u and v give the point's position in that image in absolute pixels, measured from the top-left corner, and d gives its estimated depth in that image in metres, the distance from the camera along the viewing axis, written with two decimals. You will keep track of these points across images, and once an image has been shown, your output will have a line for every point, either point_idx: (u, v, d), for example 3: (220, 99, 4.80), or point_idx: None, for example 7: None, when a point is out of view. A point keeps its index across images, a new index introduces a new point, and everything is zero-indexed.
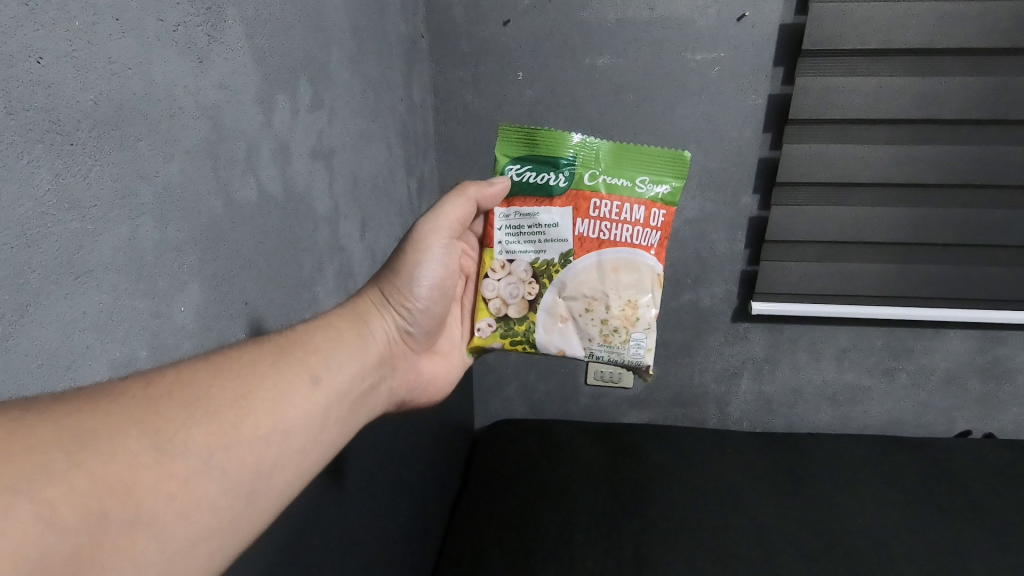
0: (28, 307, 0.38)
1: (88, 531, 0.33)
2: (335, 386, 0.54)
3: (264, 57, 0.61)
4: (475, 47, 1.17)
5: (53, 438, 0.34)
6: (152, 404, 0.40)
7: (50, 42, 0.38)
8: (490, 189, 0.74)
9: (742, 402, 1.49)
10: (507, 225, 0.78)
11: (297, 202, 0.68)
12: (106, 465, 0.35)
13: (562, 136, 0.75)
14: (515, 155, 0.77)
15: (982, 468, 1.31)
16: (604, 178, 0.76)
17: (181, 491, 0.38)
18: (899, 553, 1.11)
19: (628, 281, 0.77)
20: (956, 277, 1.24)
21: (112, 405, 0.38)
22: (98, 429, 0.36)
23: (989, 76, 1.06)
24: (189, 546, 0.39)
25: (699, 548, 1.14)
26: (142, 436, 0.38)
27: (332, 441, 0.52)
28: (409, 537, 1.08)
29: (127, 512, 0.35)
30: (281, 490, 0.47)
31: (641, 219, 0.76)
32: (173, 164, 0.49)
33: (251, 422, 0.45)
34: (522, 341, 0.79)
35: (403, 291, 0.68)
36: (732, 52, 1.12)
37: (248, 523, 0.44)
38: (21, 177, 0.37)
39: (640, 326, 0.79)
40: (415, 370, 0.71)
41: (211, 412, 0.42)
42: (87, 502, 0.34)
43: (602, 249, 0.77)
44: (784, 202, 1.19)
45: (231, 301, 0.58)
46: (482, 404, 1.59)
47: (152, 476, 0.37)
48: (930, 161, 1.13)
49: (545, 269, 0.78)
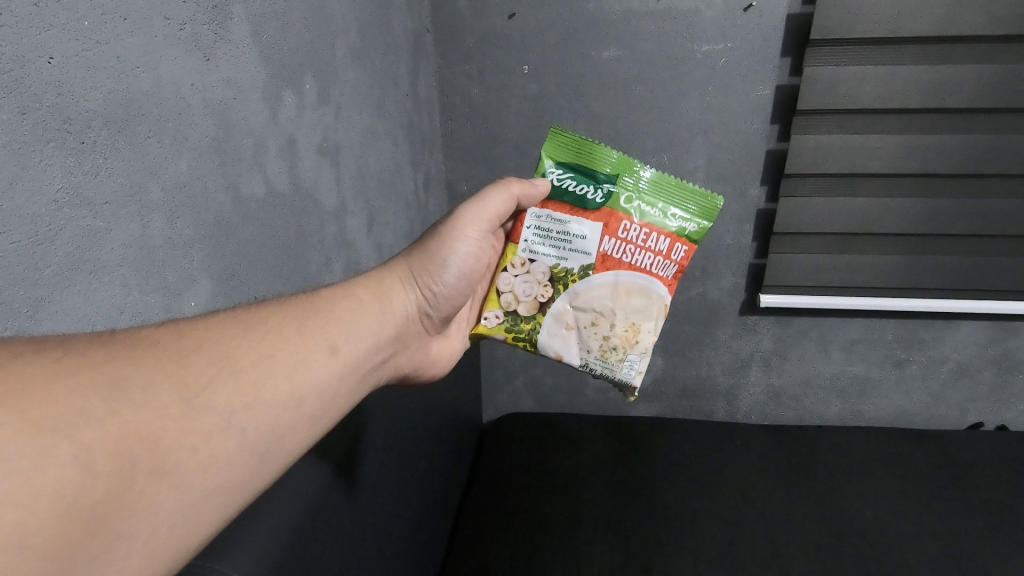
0: (43, 302, 0.39)
1: (116, 474, 0.35)
2: (353, 358, 0.55)
3: (270, 54, 0.61)
4: (480, 41, 1.17)
5: (91, 384, 0.35)
6: (183, 359, 0.41)
7: (60, 42, 0.39)
8: (532, 190, 0.73)
9: (751, 395, 1.49)
10: (537, 227, 0.77)
11: (304, 198, 0.68)
12: (137, 413, 0.37)
13: (611, 153, 0.75)
14: (562, 160, 0.76)
15: (994, 461, 1.30)
16: (638, 203, 0.76)
17: (202, 444, 0.40)
18: (907, 545, 1.11)
19: (638, 305, 0.78)
20: (968, 268, 1.22)
21: (145, 356, 0.39)
22: (130, 379, 0.37)
23: (1001, 64, 1.05)
24: (205, 497, 0.40)
25: (707, 541, 1.14)
26: (171, 388, 0.39)
27: (343, 409, 0.53)
28: (418, 528, 1.09)
29: (153, 461, 0.37)
30: (292, 453, 0.48)
31: (664, 250, 0.76)
32: (182, 162, 0.49)
33: (271, 384, 0.46)
34: (525, 339, 0.81)
35: (433, 272, 0.67)
36: (739, 43, 1.11)
37: (260, 480, 0.45)
38: (32, 175, 0.37)
39: (637, 350, 0.79)
40: (425, 347, 0.72)
41: (234, 372, 0.43)
42: (119, 447, 0.35)
43: (619, 270, 0.77)
44: (792, 194, 1.19)
45: (240, 295, 0.58)
46: (490, 397, 1.60)
47: (178, 428, 0.38)
48: (940, 151, 1.12)
49: (563, 276, 0.78)
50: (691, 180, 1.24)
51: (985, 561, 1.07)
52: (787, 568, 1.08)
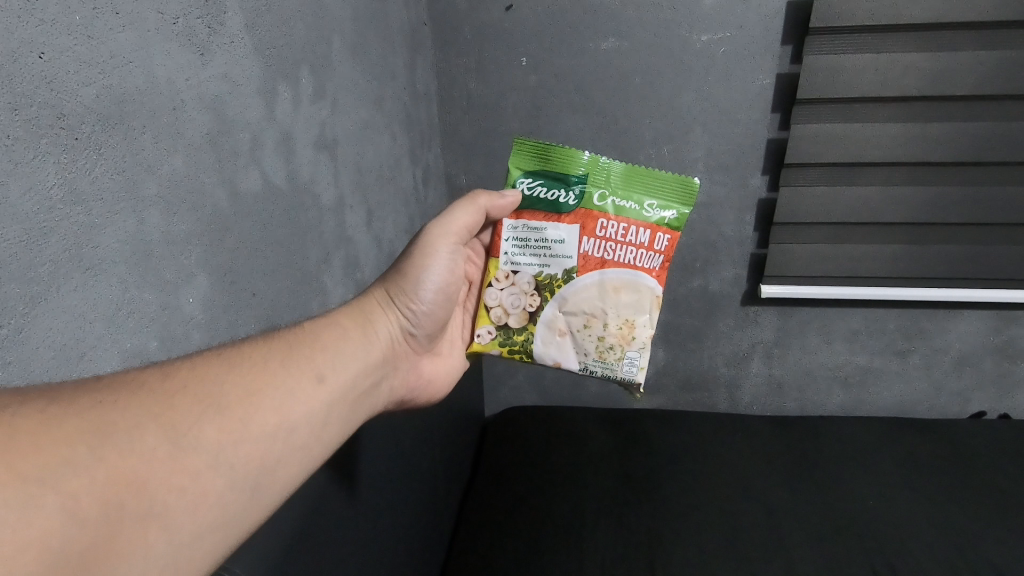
0: (39, 299, 0.38)
1: (105, 521, 0.34)
2: (339, 386, 0.55)
3: (266, 47, 0.60)
4: (478, 33, 1.16)
5: (79, 430, 0.35)
6: (169, 399, 0.41)
7: (51, 37, 0.38)
8: (500, 201, 0.74)
9: (753, 386, 1.48)
10: (514, 237, 0.77)
11: (302, 193, 0.68)
12: (124, 457, 0.36)
13: (575, 154, 0.75)
14: (528, 169, 0.76)
15: (998, 448, 1.30)
16: (612, 200, 0.76)
17: (189, 485, 0.39)
18: (909, 533, 1.11)
19: (628, 301, 0.77)
20: (970, 257, 1.22)
21: (132, 398, 0.39)
22: (117, 423, 0.37)
23: (1003, 50, 1.04)
24: (193, 538, 0.40)
25: (709, 531, 1.14)
26: (158, 430, 0.39)
27: (333, 439, 0.53)
28: (421, 523, 1.09)
29: (141, 506, 0.36)
30: (281, 487, 0.47)
31: (646, 242, 0.76)
32: (178, 156, 0.49)
33: (258, 420, 0.46)
34: (520, 351, 0.80)
35: (410, 293, 0.68)
36: (738, 32, 1.10)
37: (249, 516, 0.44)
38: (27, 172, 0.37)
39: (635, 346, 0.79)
40: (417, 369, 0.71)
41: (221, 410, 0.43)
42: (107, 493, 0.35)
43: (604, 268, 0.77)
44: (794, 182, 1.18)
45: (236, 296, 0.58)
46: (492, 391, 1.60)
47: (165, 469, 0.38)
48: (942, 139, 1.11)
49: (548, 283, 0.78)
50: (692, 171, 1.23)
51: (990, 551, 1.06)
52: (791, 559, 1.08)
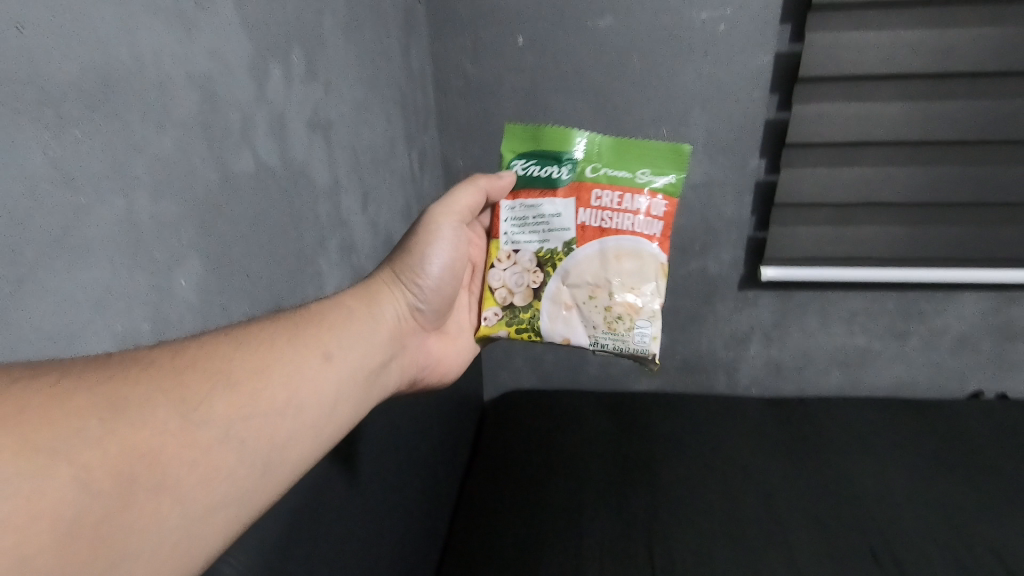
0: (25, 281, 0.38)
1: (118, 494, 0.34)
2: (348, 363, 0.55)
3: (256, 25, 0.59)
4: (473, 13, 1.14)
5: (92, 403, 0.35)
6: (181, 374, 0.41)
7: (34, 10, 0.37)
8: (498, 181, 0.75)
9: (751, 369, 1.49)
10: (513, 218, 0.78)
11: (296, 175, 0.67)
12: (136, 430, 0.36)
13: (563, 130, 0.75)
14: (521, 151, 0.77)
15: (996, 429, 1.31)
16: (605, 171, 0.75)
17: (202, 458, 0.40)
18: (907, 514, 1.12)
19: (631, 268, 0.76)
20: (970, 238, 1.21)
21: (143, 371, 0.39)
22: (129, 396, 0.37)
23: (1009, 26, 1.02)
24: (207, 512, 0.39)
25: (709, 512, 1.15)
26: (170, 404, 0.39)
27: (342, 418, 0.53)
28: (421, 507, 1.10)
29: (154, 479, 0.36)
30: (290, 467, 0.47)
31: (643, 208, 0.75)
32: (169, 132, 0.48)
33: (268, 395, 0.46)
34: (527, 330, 0.79)
35: (413, 267, 0.68)
36: (739, 10, 1.08)
37: (261, 493, 0.44)
38: (11, 151, 0.36)
39: (643, 316, 0.77)
40: (424, 350, 0.71)
41: (231, 384, 0.44)
42: (119, 466, 0.35)
43: (604, 237, 0.76)
44: (793, 165, 1.17)
45: (232, 281, 0.57)
46: (491, 376, 1.60)
47: (176, 443, 0.38)
48: (944, 119, 1.10)
49: (550, 258, 0.78)
50: (690, 153, 1.22)
51: (985, 529, 1.07)
52: (789, 538, 1.09)
